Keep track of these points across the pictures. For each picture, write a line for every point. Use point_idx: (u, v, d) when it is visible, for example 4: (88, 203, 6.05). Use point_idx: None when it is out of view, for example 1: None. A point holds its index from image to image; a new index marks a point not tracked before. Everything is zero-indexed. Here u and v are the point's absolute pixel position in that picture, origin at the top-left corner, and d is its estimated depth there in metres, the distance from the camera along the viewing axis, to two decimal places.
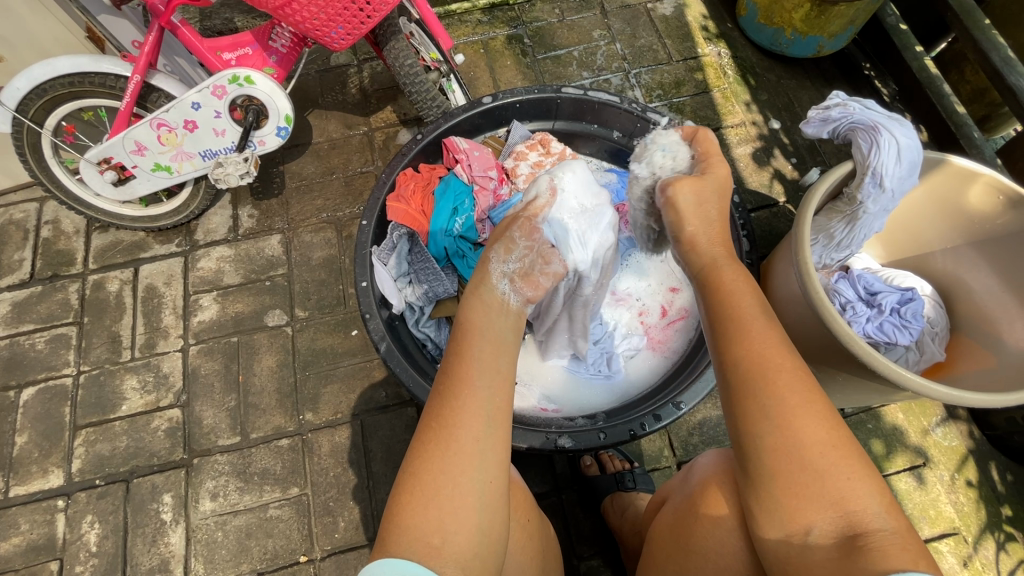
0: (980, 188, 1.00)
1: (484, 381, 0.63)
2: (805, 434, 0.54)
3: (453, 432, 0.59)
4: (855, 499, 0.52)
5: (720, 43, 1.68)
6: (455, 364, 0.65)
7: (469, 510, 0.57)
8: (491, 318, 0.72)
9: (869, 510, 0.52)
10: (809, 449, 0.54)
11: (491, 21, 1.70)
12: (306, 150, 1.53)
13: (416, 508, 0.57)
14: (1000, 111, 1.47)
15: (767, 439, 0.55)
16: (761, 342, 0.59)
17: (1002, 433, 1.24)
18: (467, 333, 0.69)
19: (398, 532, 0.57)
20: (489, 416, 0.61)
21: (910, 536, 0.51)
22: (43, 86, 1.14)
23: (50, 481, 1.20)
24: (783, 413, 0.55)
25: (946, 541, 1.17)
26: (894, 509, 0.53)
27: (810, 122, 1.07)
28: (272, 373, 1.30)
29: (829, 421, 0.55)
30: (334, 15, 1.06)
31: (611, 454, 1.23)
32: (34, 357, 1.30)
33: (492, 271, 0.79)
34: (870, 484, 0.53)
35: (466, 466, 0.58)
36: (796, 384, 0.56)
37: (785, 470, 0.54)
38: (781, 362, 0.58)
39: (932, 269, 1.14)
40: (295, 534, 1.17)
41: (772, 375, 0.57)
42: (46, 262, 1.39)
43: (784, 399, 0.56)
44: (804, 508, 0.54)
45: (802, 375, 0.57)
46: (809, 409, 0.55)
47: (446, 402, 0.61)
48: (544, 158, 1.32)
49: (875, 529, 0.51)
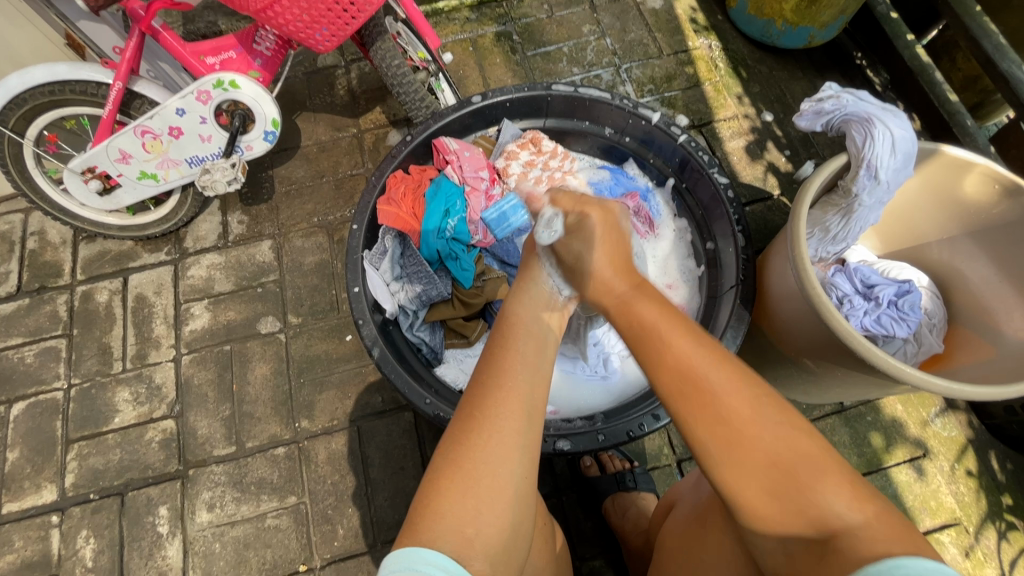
0: (976, 177, 0.99)
1: (528, 375, 0.63)
2: (746, 450, 0.53)
3: (494, 423, 0.59)
4: (817, 501, 0.51)
5: (709, 35, 1.67)
6: (500, 357, 0.65)
7: (506, 505, 0.57)
8: (536, 313, 0.72)
9: (832, 510, 0.50)
10: (761, 463, 0.53)
11: (479, 18, 1.68)
12: (294, 153, 1.51)
13: (452, 497, 0.56)
14: (993, 98, 1.45)
15: (714, 465, 0.54)
16: (681, 364, 0.57)
17: (1000, 422, 1.23)
18: (513, 326, 0.69)
19: (433, 519, 0.56)
20: (528, 413, 0.61)
21: (887, 527, 0.49)
22: (21, 97, 1.12)
23: (43, 497, 1.19)
24: (721, 435, 0.54)
25: (947, 532, 1.17)
26: (864, 502, 0.50)
27: (804, 114, 1.05)
28: (266, 381, 1.28)
29: (768, 427, 0.53)
30: (317, 16, 1.04)
31: (611, 454, 1.21)
32: (22, 371, 1.28)
33: (546, 268, 0.77)
34: (835, 482, 0.51)
35: (506, 459, 0.58)
36: (731, 399, 0.54)
37: (741, 491, 0.54)
38: (703, 380, 0.55)
39: (929, 261, 1.13)
40: (293, 543, 1.16)
41: (707, 397, 0.55)
42: (32, 274, 1.36)
43: (720, 420, 0.54)
44: (771, 516, 0.53)
45: (741, 397, 0.54)
46: (744, 419, 0.53)
47: (488, 393, 0.61)
48: (535, 157, 1.31)
49: (843, 530, 0.49)
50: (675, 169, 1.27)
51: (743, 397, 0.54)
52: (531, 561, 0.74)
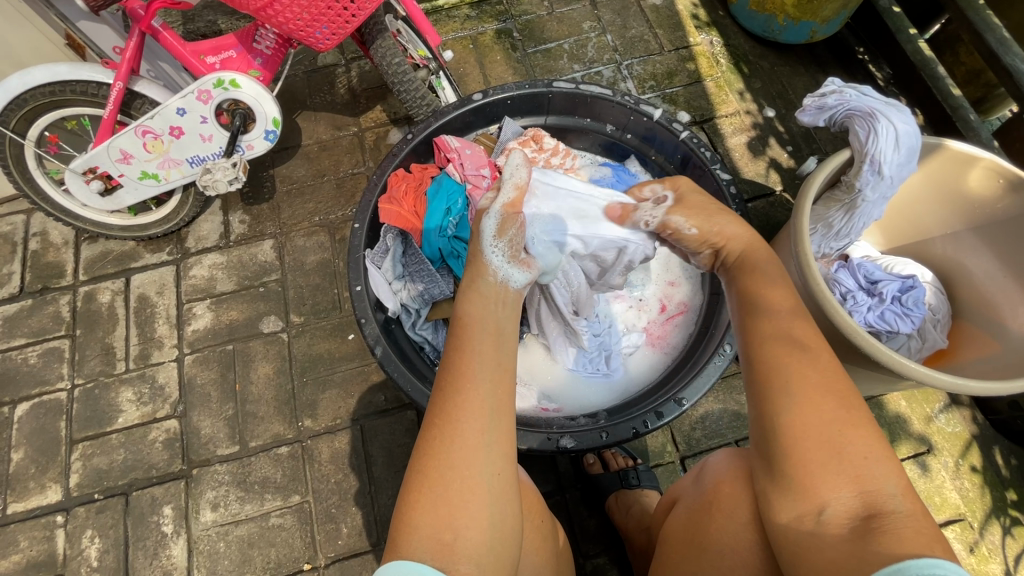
0: (980, 172, 0.99)
1: (485, 375, 0.62)
2: (826, 412, 0.56)
3: (458, 426, 0.59)
4: (872, 480, 0.54)
5: (711, 31, 1.66)
6: (455, 359, 0.64)
7: (480, 504, 0.57)
8: (490, 308, 0.71)
9: (885, 491, 0.54)
10: (832, 427, 0.56)
11: (480, 15, 1.67)
12: (295, 152, 1.51)
13: (425, 508, 0.57)
14: (996, 92, 1.44)
15: (789, 417, 0.57)
16: (790, 332, 0.63)
17: (1005, 417, 1.23)
18: (467, 326, 0.68)
19: (410, 532, 0.56)
20: (492, 409, 0.60)
21: (925, 522, 0.52)
22: (22, 97, 1.12)
23: (48, 497, 1.19)
24: (807, 393, 0.58)
25: (953, 528, 1.16)
26: (911, 494, 0.54)
27: (806, 110, 1.05)
28: (269, 381, 1.28)
29: (849, 401, 0.57)
30: (317, 15, 1.03)
31: (614, 452, 1.22)
32: (26, 372, 1.29)
33: (491, 260, 0.77)
34: (890, 468, 0.55)
35: (473, 460, 0.58)
36: (823, 367, 0.59)
37: (801, 452, 0.56)
38: (804, 345, 0.61)
39: (932, 255, 1.13)
40: (297, 542, 1.16)
41: (803, 360, 0.60)
42: (35, 275, 1.36)
43: (808, 384, 0.58)
44: (822, 484, 0.55)
45: (828, 365, 0.60)
46: (831, 389, 0.58)
47: (448, 397, 0.61)
48: (537, 155, 1.30)
49: (890, 510, 0.53)
50: (676, 166, 1.27)
51: (830, 369, 0.59)
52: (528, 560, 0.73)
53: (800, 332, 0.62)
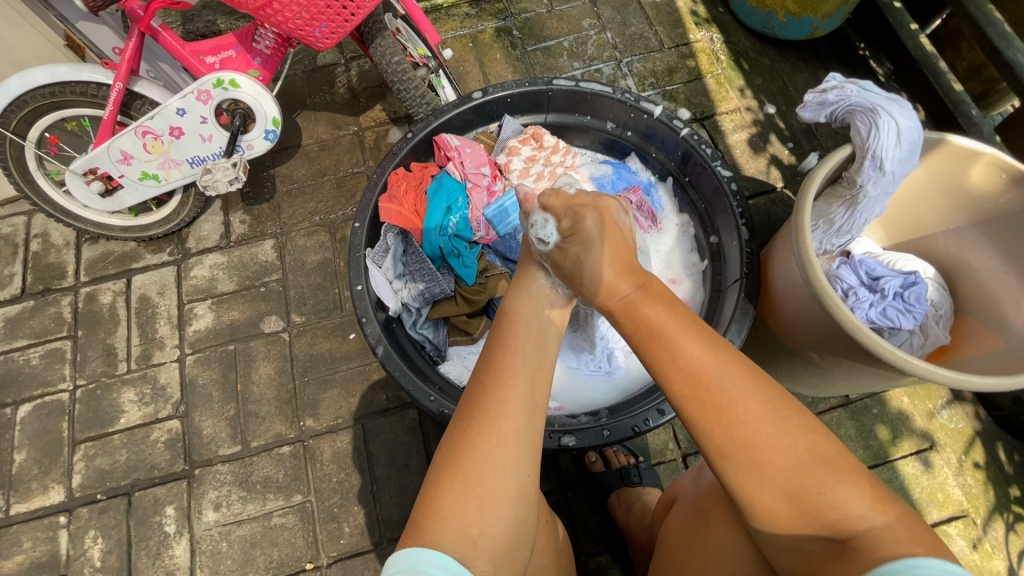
0: (982, 167, 0.98)
1: (528, 374, 0.64)
2: (768, 450, 0.54)
3: (497, 422, 0.59)
4: (833, 501, 0.52)
5: (711, 28, 1.66)
6: (500, 357, 0.65)
7: (508, 504, 0.58)
8: (538, 311, 0.74)
9: (851, 513, 0.51)
10: (780, 467, 0.54)
11: (479, 13, 1.67)
12: (295, 152, 1.50)
13: (455, 497, 0.56)
14: (998, 87, 1.43)
15: (735, 473, 0.56)
16: (698, 372, 0.58)
17: (1008, 412, 1.22)
18: (512, 325, 0.70)
19: (435, 522, 0.55)
20: (530, 412, 0.61)
21: (905, 528, 0.50)
22: (22, 98, 1.12)
23: (51, 498, 1.19)
24: (746, 442, 0.55)
25: (955, 524, 1.16)
26: (880, 504, 0.52)
27: (807, 105, 1.04)
28: (270, 381, 1.28)
29: (796, 438, 0.55)
30: (316, 14, 1.03)
31: (616, 450, 1.22)
32: (28, 373, 1.29)
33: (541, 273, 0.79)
34: (852, 488, 0.52)
35: (507, 461, 0.58)
36: (752, 403, 0.56)
37: (756, 493, 0.55)
38: (731, 391, 0.57)
39: (934, 252, 1.13)
40: (299, 542, 1.16)
41: (721, 404, 0.56)
42: (36, 276, 1.37)
43: (742, 435, 0.55)
44: (787, 519, 0.54)
45: (758, 400, 0.56)
46: (774, 431, 0.55)
47: (489, 393, 0.61)
48: (537, 152, 1.31)
49: (861, 530, 0.50)
50: (677, 163, 1.27)
51: (757, 399, 0.56)
52: (536, 560, 0.73)
53: (718, 377, 0.58)
